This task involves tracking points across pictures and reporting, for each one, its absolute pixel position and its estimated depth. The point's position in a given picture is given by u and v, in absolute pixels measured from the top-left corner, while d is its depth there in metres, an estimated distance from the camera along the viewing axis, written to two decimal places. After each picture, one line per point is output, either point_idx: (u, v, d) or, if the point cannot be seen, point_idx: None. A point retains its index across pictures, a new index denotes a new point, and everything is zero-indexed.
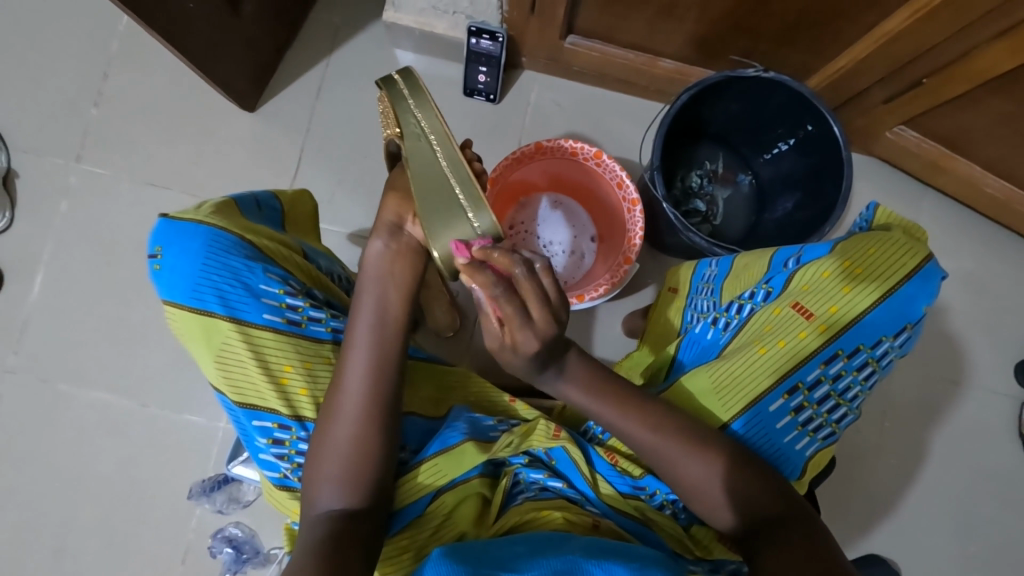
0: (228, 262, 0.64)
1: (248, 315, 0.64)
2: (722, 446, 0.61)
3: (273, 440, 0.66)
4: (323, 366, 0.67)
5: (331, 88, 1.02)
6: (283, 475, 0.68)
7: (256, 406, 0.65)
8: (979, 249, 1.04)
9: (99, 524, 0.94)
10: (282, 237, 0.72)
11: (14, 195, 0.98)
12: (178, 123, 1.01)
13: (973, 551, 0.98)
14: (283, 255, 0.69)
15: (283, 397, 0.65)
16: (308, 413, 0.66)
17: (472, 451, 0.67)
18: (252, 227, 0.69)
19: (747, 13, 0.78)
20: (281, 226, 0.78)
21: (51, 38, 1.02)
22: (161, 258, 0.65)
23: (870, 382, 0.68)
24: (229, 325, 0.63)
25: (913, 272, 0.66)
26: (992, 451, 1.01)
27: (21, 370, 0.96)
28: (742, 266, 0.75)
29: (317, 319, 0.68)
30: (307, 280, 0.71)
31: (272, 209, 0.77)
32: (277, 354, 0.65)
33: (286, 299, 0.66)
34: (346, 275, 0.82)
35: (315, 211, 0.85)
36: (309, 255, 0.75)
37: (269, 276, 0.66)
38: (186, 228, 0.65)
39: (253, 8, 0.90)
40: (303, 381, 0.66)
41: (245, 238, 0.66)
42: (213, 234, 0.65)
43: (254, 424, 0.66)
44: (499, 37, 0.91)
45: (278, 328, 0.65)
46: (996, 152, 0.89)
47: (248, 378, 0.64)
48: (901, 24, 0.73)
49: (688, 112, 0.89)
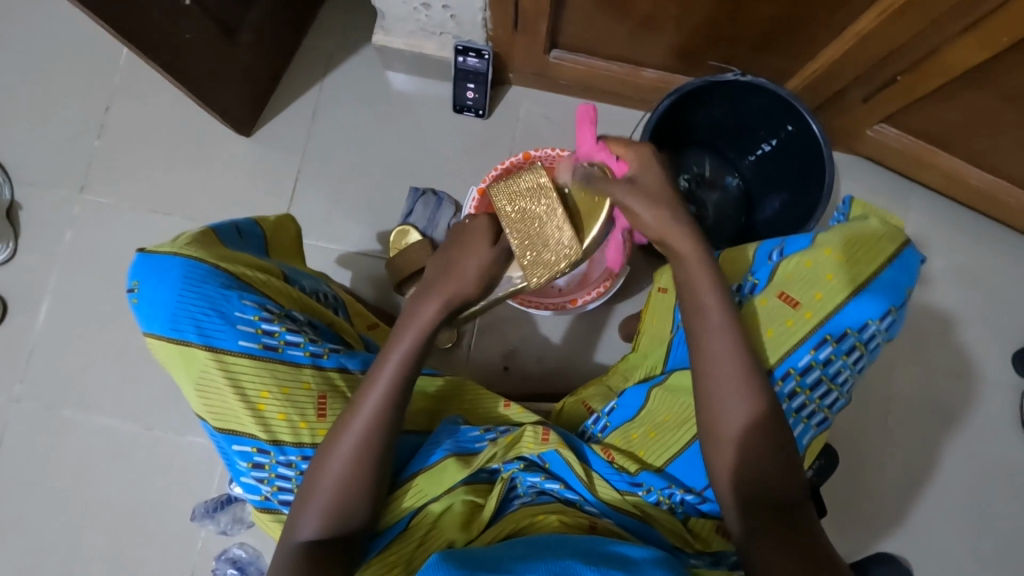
0: (203, 291, 0.64)
1: (224, 343, 0.64)
2: (724, 444, 0.61)
3: (253, 464, 0.66)
4: (302, 392, 0.66)
5: (325, 110, 1.05)
6: (264, 497, 0.67)
7: (236, 431, 0.65)
8: (971, 242, 1.05)
9: (105, 551, 0.94)
10: (262, 264, 0.72)
11: (18, 227, 1.01)
12: (179, 151, 1.04)
13: (986, 548, 0.97)
14: (262, 280, 0.69)
15: (260, 422, 0.64)
16: (285, 438, 0.65)
17: (452, 467, 0.67)
18: (231, 255, 0.69)
19: (724, 20, 0.81)
20: (265, 251, 0.78)
21: (55, 76, 1.05)
22: (139, 292, 0.65)
23: (859, 365, 0.68)
24: (206, 353, 0.63)
25: (892, 258, 0.68)
26: (997, 443, 1.00)
27: (27, 399, 0.97)
28: (725, 262, 0.77)
29: (295, 343, 0.66)
30: (288, 303, 0.70)
31: (254, 236, 0.77)
32: (253, 381, 0.64)
33: (262, 325, 0.65)
34: (335, 292, 0.82)
35: (299, 235, 0.86)
36: (290, 278, 0.75)
37: (245, 303, 0.65)
38: (162, 262, 0.65)
39: (248, 37, 0.93)
40: (281, 407, 0.65)
41: (221, 266, 0.66)
42: (188, 264, 0.64)
43: (234, 449, 0.66)
44: (485, 55, 0.94)
45: (253, 354, 0.64)
46: (977, 145, 0.91)
47: (225, 405, 0.64)
48: (870, 25, 0.75)
49: (672, 120, 0.92)
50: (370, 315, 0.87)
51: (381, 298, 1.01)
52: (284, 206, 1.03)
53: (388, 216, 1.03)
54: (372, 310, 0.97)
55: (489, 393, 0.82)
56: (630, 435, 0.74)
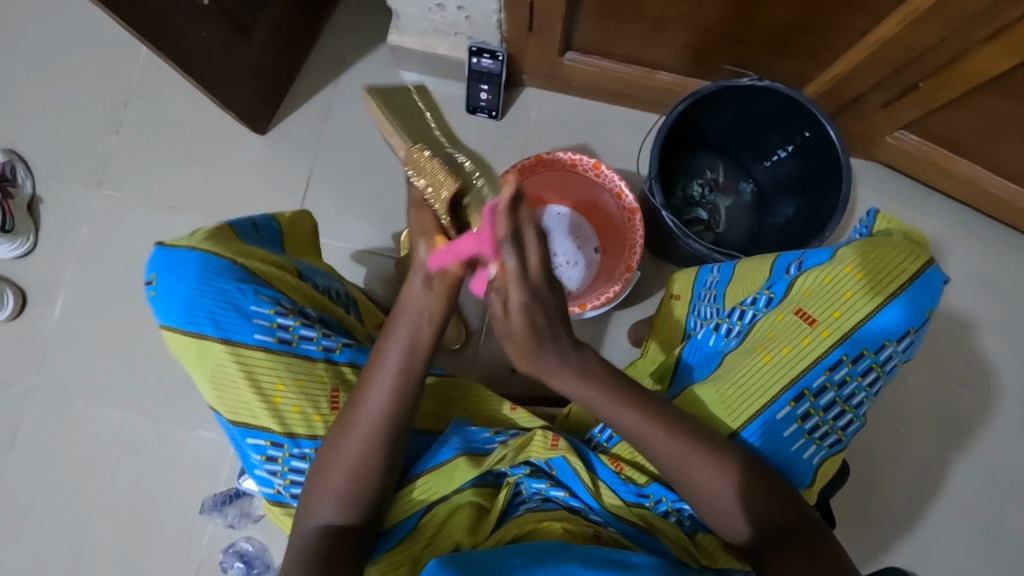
0: (219, 286, 0.64)
1: (240, 336, 0.64)
2: (732, 459, 0.60)
3: (266, 457, 0.66)
4: (316, 384, 0.67)
5: (338, 109, 1.06)
6: (276, 491, 0.67)
7: (250, 425, 0.65)
8: (991, 252, 1.03)
9: (114, 541, 0.95)
10: (277, 260, 0.72)
11: (36, 220, 1.02)
12: (194, 149, 1.05)
13: (999, 564, 0.95)
14: (277, 277, 0.69)
15: (275, 415, 0.65)
16: (300, 431, 0.65)
17: (463, 467, 0.66)
18: (247, 250, 0.70)
19: (741, 24, 0.80)
20: (281, 248, 0.78)
21: (75, 72, 1.07)
22: (156, 284, 0.65)
23: (874, 387, 0.68)
24: (223, 346, 0.64)
25: (914, 276, 0.66)
26: (1013, 457, 0.98)
27: (42, 391, 0.99)
28: (743, 273, 0.75)
29: (308, 337, 0.67)
30: (301, 299, 0.71)
31: (269, 231, 0.77)
32: (268, 373, 0.65)
33: (277, 319, 0.66)
34: (347, 291, 0.82)
35: (314, 229, 0.86)
36: (304, 275, 0.75)
37: (260, 298, 0.65)
38: (180, 256, 0.65)
39: (263, 35, 0.93)
40: (296, 400, 0.65)
41: (237, 261, 0.66)
42: (206, 259, 0.65)
43: (248, 441, 0.66)
44: (500, 56, 0.94)
45: (269, 347, 0.65)
46: (998, 153, 0.89)
47: (241, 398, 0.64)
48: (890, 30, 0.74)
49: (687, 121, 0.90)
50: (380, 314, 0.87)
51: (391, 298, 1.01)
52: (296, 203, 1.04)
53: (399, 216, 1.03)
54: (381, 310, 0.98)
55: (496, 396, 0.81)
56: (635, 447, 0.73)
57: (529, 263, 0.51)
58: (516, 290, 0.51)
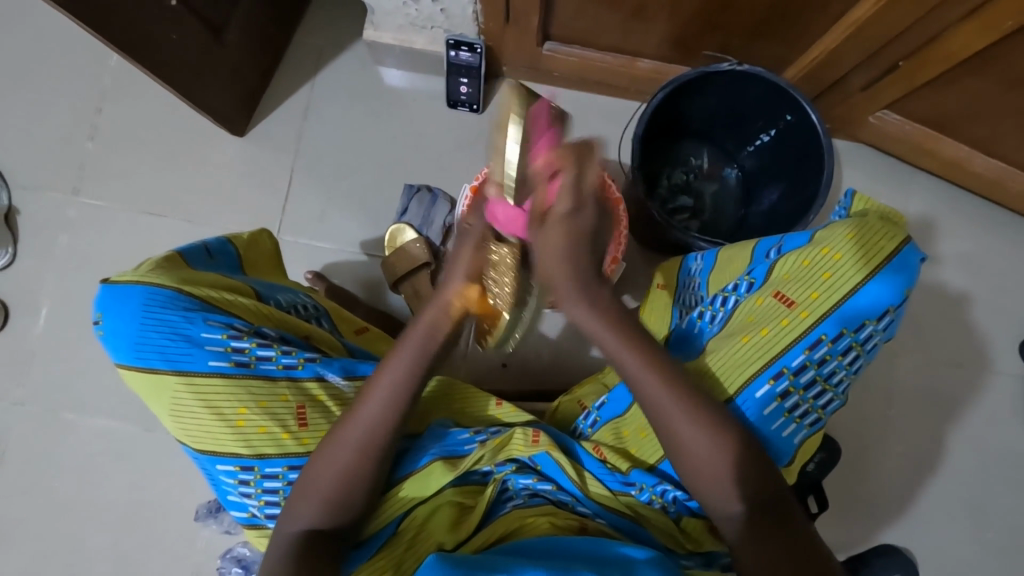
0: (166, 317, 0.63)
1: (193, 366, 0.63)
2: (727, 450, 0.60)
3: (238, 481, 0.65)
4: (280, 403, 0.65)
5: (317, 108, 1.04)
6: (251, 513, 0.66)
7: (216, 452, 0.64)
8: (976, 229, 1.03)
9: (108, 551, 0.95)
10: (230, 283, 0.70)
11: (15, 231, 1.01)
12: (171, 153, 1.04)
13: (990, 537, 0.96)
14: (229, 300, 0.67)
15: (241, 439, 0.63)
16: (269, 451, 0.64)
17: (438, 471, 0.66)
18: (197, 277, 0.68)
19: (719, 8, 0.79)
20: (239, 270, 0.77)
21: (47, 78, 1.05)
22: (104, 323, 0.64)
23: (855, 366, 0.68)
24: (176, 378, 0.62)
25: (892, 255, 0.66)
26: (1003, 433, 0.99)
27: (29, 403, 0.98)
28: (725, 260, 0.76)
29: (266, 358, 0.65)
30: (259, 319, 0.69)
31: (226, 254, 0.76)
32: (227, 399, 0.63)
33: (231, 343, 0.64)
34: (315, 301, 0.81)
35: (277, 249, 0.85)
36: (262, 294, 0.73)
37: (210, 324, 0.64)
38: (124, 291, 0.64)
39: (236, 35, 0.92)
40: (260, 421, 0.64)
41: (183, 289, 0.65)
42: (150, 291, 0.64)
43: (219, 468, 0.65)
44: (478, 49, 0.92)
45: (225, 373, 0.63)
46: (981, 131, 0.89)
47: (202, 427, 0.63)
48: (869, 10, 0.73)
49: (666, 110, 0.90)
50: (357, 318, 0.85)
51: (375, 298, 1.01)
52: (277, 205, 1.03)
53: (383, 215, 1.02)
54: (367, 310, 0.97)
55: (480, 391, 0.81)
56: (621, 432, 0.74)
57: (584, 178, 0.56)
58: (564, 195, 0.56)
